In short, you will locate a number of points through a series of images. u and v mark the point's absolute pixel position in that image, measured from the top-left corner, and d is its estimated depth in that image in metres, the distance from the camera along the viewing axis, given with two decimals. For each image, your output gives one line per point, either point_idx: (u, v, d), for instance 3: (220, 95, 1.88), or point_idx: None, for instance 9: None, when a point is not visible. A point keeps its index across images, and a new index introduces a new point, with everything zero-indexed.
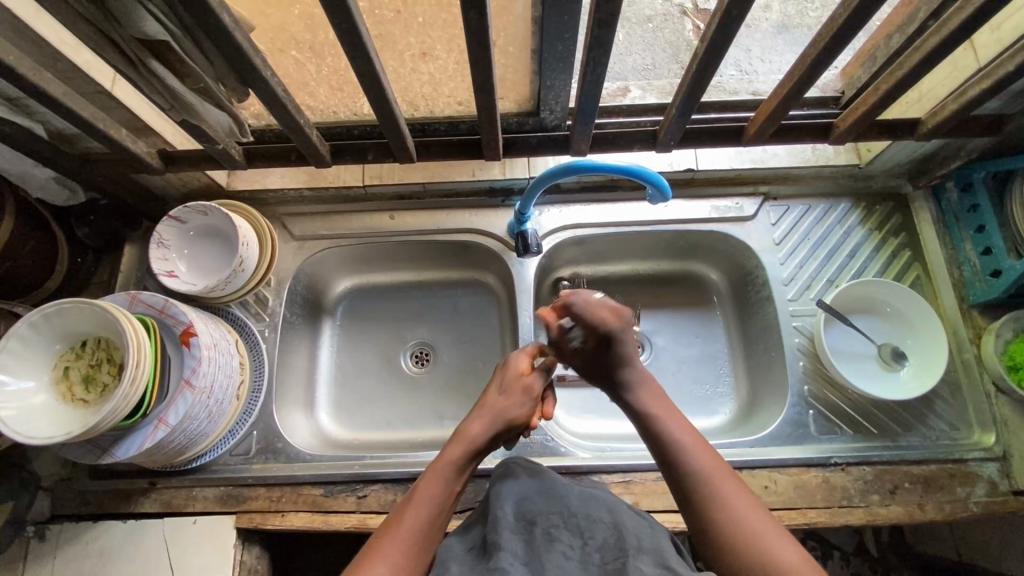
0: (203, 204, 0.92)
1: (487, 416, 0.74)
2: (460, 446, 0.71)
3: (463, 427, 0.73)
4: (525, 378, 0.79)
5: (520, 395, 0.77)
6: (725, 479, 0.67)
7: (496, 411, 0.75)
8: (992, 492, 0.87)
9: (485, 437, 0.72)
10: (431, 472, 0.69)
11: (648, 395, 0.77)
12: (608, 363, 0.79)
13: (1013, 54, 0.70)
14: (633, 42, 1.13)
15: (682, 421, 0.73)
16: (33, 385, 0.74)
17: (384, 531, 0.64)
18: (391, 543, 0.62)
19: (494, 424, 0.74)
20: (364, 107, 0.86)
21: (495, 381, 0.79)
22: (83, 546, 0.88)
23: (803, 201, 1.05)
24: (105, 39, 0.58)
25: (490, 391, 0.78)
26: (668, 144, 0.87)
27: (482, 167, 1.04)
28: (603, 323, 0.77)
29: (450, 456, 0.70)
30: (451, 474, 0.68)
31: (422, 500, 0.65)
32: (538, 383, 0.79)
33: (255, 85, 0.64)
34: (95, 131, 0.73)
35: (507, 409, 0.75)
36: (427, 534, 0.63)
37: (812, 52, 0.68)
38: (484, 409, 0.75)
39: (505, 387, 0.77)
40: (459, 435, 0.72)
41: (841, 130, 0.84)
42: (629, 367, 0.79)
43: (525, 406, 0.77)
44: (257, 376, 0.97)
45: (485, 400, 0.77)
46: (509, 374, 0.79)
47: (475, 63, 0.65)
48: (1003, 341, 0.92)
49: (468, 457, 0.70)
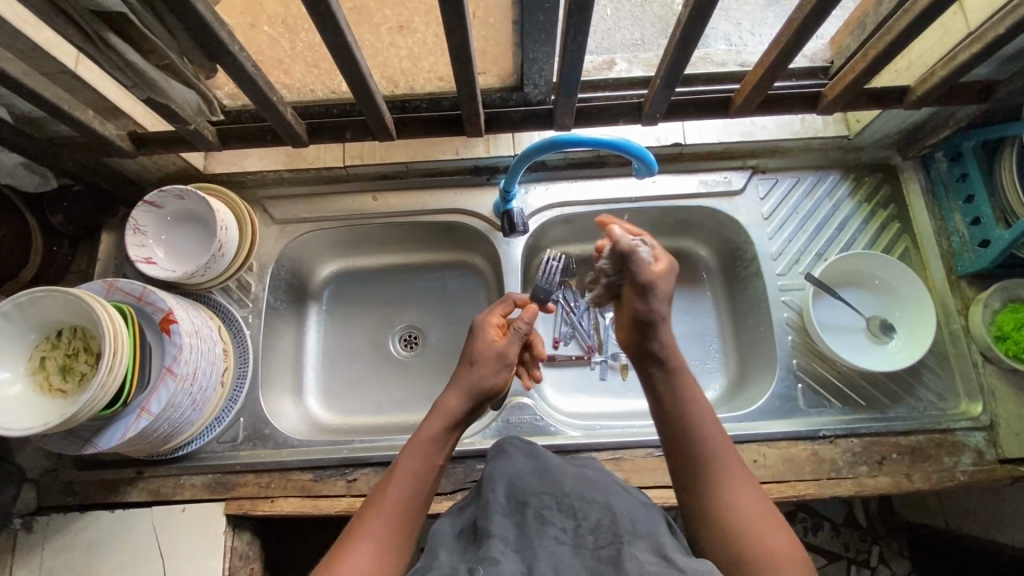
0: (179, 188, 0.89)
1: (462, 384, 0.72)
2: (438, 422, 0.69)
3: (441, 399, 0.72)
4: (498, 346, 0.75)
5: (493, 363, 0.74)
6: (734, 468, 0.65)
7: (473, 381, 0.72)
8: (978, 461, 0.88)
9: (462, 409, 0.70)
10: (410, 448, 0.67)
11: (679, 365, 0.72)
12: (646, 316, 0.71)
13: (1002, 17, 0.69)
14: (621, 16, 1.10)
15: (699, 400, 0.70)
16: (7, 375, 0.72)
17: (367, 508, 0.63)
18: (374, 520, 0.61)
19: (471, 394, 0.71)
20: (342, 84, 0.83)
21: (468, 350, 0.76)
22: (71, 537, 0.87)
23: (793, 173, 1.03)
24: (60, 12, 0.56)
25: (461, 365, 0.75)
26: (654, 117, 0.85)
27: (465, 145, 1.02)
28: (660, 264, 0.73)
29: (430, 431, 0.68)
30: (432, 449, 0.67)
31: (404, 476, 0.64)
32: (510, 347, 0.75)
33: (222, 60, 0.61)
34: (60, 113, 0.71)
35: (480, 380, 0.72)
36: (411, 510, 0.63)
37: (799, 17, 0.66)
38: (459, 378, 0.73)
39: (477, 358, 0.74)
40: (435, 409, 0.71)
41: (830, 99, 0.82)
42: (663, 326, 0.72)
43: (500, 372, 0.74)
44: (241, 362, 0.96)
45: (456, 375, 0.74)
46: (480, 343, 0.76)
47: (452, 35, 0.62)
48: (991, 311, 0.91)
49: (447, 429, 0.69)
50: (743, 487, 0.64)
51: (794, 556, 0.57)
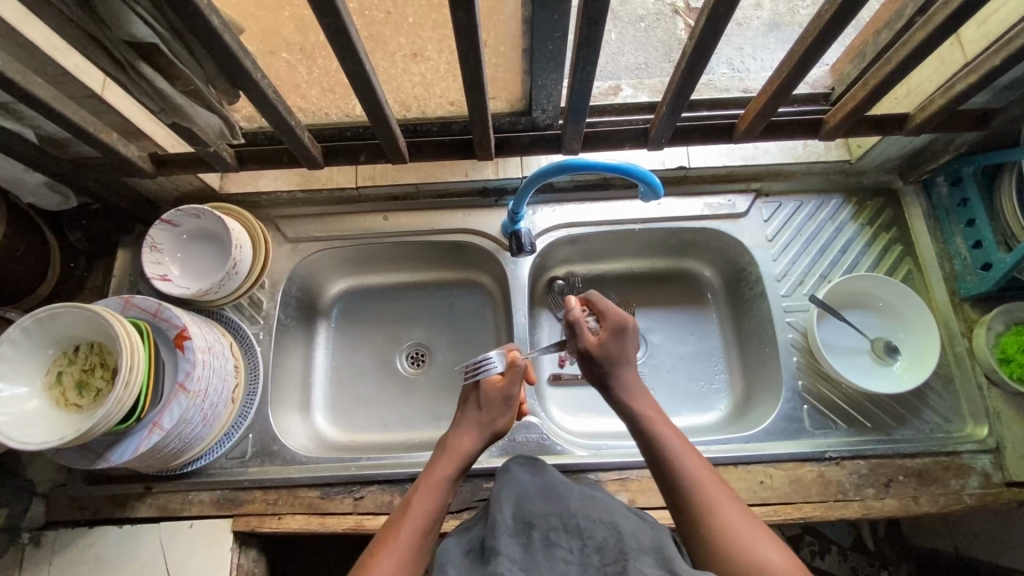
0: (196, 207, 0.91)
1: (477, 427, 0.76)
2: (451, 462, 0.72)
3: (452, 440, 0.75)
4: (501, 388, 0.78)
5: (500, 407, 0.77)
6: (716, 486, 0.67)
7: (484, 423, 0.76)
8: (985, 484, 0.88)
9: (474, 452, 0.74)
10: (424, 486, 0.70)
11: (639, 400, 0.78)
12: (610, 359, 0.80)
13: (998, 49, 0.71)
14: (626, 42, 1.13)
15: (668, 426, 0.74)
16: (25, 391, 0.74)
17: (378, 544, 0.64)
18: (386, 557, 0.62)
19: (483, 438, 0.76)
20: (356, 108, 0.86)
21: (471, 395, 0.79)
22: (79, 551, 0.87)
23: (795, 197, 1.05)
24: (93, 42, 0.58)
25: (467, 407, 0.79)
26: (659, 142, 0.87)
27: (474, 167, 1.04)
28: (617, 310, 0.82)
29: (444, 471, 0.71)
30: (445, 488, 0.70)
31: (417, 514, 0.67)
32: (513, 391, 0.78)
33: (245, 87, 0.64)
34: (86, 136, 0.73)
35: (490, 422, 0.77)
36: (423, 546, 0.65)
37: (800, 48, 0.68)
38: (467, 421, 0.77)
39: (484, 401, 0.78)
40: (449, 450, 0.74)
41: (831, 126, 0.84)
42: (625, 368, 0.80)
43: (507, 414, 0.78)
44: (252, 379, 0.97)
45: (461, 415, 0.78)
46: (482, 388, 0.78)
47: (465, 64, 0.65)
48: (994, 334, 0.92)
49: (459, 470, 0.73)
50: (723, 493, 0.66)
51: (791, 567, 0.59)
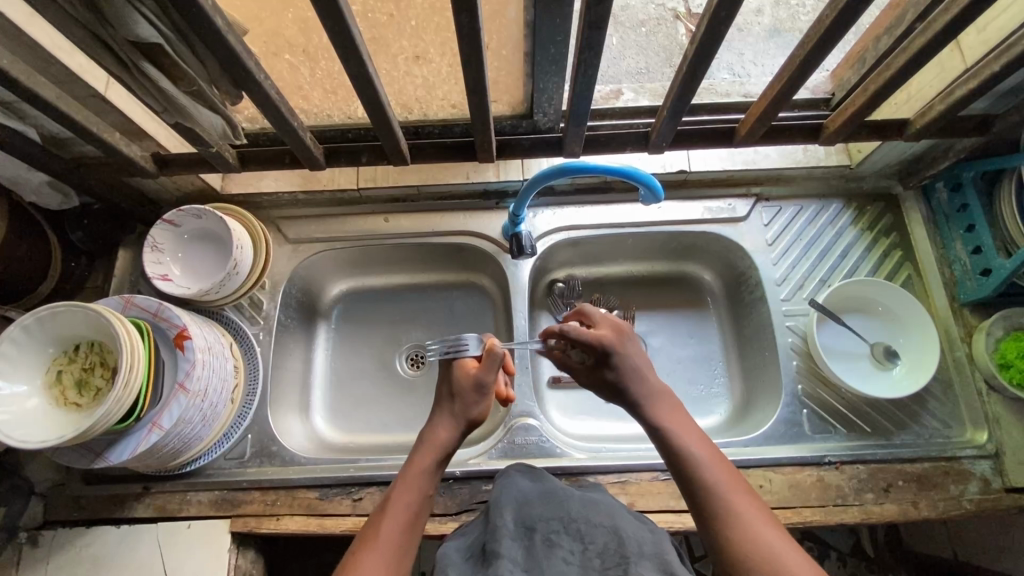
0: (198, 207, 0.91)
1: (452, 423, 0.75)
2: (428, 454, 0.72)
3: (429, 431, 0.75)
4: (473, 376, 0.76)
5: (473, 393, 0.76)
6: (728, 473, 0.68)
7: (458, 413, 0.75)
8: (985, 489, 0.88)
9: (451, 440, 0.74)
10: (403, 481, 0.70)
11: (664, 404, 0.75)
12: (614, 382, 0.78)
13: (998, 55, 0.71)
14: (627, 45, 1.14)
15: (704, 443, 0.71)
16: (25, 389, 0.74)
17: (360, 545, 0.64)
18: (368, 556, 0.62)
19: (459, 429, 0.75)
20: (358, 110, 0.86)
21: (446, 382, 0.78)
22: (75, 551, 0.87)
23: (795, 201, 1.05)
24: (97, 42, 0.58)
25: (442, 395, 0.78)
26: (659, 146, 0.87)
27: (475, 170, 1.04)
28: (594, 337, 0.78)
29: (422, 462, 0.71)
30: (425, 479, 0.70)
31: (397, 510, 0.66)
32: (487, 377, 0.76)
33: (248, 88, 0.64)
34: (90, 135, 0.73)
35: (465, 409, 0.75)
36: (405, 544, 0.64)
37: (801, 53, 0.68)
38: (441, 410, 0.76)
39: (456, 389, 0.76)
40: (426, 442, 0.74)
41: (830, 131, 0.85)
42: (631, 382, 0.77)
43: (481, 401, 0.76)
44: (251, 379, 0.97)
45: (438, 404, 0.77)
46: (455, 376, 0.77)
47: (468, 66, 0.65)
48: (994, 339, 0.92)
49: (437, 461, 0.72)
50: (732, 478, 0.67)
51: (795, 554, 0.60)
